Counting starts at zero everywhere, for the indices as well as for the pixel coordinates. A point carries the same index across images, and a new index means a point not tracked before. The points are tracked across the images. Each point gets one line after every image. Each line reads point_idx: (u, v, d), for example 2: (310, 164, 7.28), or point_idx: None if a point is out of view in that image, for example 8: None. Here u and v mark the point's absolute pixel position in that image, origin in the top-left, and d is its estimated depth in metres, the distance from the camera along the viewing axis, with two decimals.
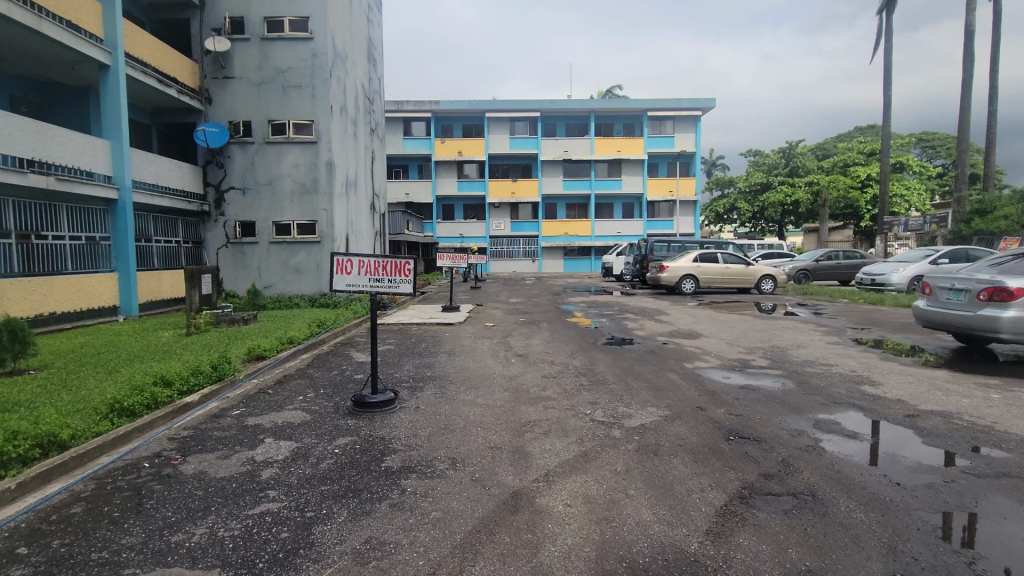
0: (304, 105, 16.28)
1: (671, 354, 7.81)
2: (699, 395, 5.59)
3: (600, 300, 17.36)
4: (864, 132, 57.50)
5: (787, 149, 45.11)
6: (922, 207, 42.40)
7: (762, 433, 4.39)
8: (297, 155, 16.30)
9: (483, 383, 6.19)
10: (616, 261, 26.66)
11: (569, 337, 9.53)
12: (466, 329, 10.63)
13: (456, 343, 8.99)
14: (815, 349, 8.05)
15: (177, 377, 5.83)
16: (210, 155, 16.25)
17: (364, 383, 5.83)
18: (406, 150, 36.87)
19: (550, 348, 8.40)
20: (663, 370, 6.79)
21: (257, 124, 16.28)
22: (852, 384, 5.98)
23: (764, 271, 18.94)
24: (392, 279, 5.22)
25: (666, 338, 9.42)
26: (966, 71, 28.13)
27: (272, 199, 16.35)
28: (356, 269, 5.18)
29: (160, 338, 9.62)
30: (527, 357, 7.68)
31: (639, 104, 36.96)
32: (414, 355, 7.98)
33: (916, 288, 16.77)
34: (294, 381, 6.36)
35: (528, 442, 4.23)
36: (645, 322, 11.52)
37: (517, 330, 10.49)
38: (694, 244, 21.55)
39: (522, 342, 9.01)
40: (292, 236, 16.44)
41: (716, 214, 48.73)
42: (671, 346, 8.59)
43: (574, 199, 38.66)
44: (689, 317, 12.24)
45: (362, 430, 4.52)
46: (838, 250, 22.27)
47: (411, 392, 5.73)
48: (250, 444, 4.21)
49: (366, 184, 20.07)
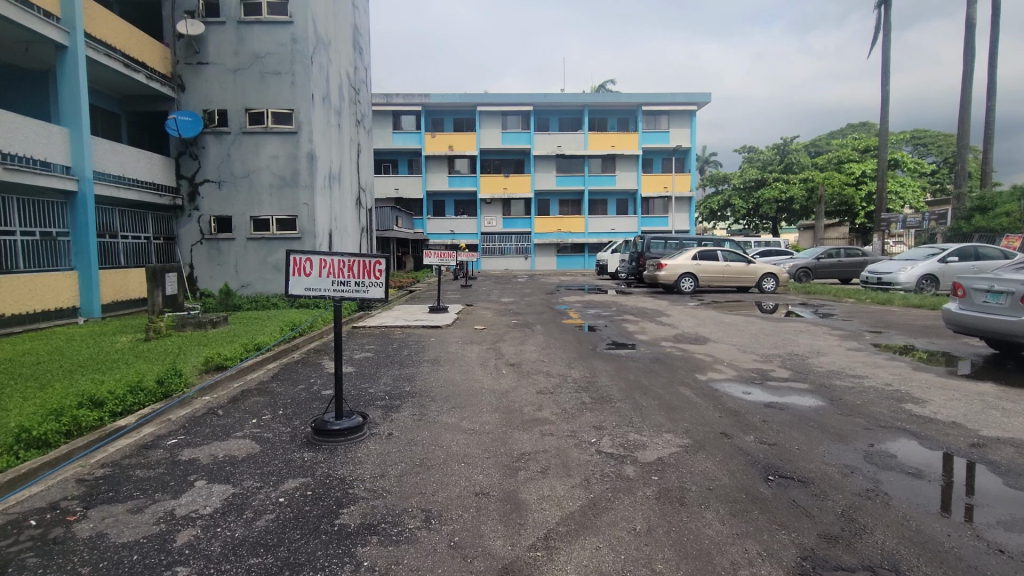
0: (284, 93, 15.38)
1: (680, 363, 7.04)
2: (720, 416, 4.81)
3: (596, 300, 16.59)
4: (855, 129, 57.20)
5: (782, 145, 44.50)
6: (917, 204, 41.98)
7: (806, 472, 3.61)
8: (276, 146, 15.39)
9: (469, 400, 5.37)
10: (611, 259, 25.92)
11: (565, 342, 8.72)
12: (454, 333, 9.81)
13: (442, 350, 8.16)
14: (838, 358, 7.30)
15: (111, 396, 4.94)
16: (184, 146, 15.30)
17: (330, 403, 4.99)
18: (395, 144, 35.91)
19: (546, 355, 7.59)
20: (675, 383, 6.01)
21: (234, 114, 15.34)
22: (894, 402, 5.22)
23: (765, 269, 18.23)
24: (361, 282, 4.38)
25: (672, 343, 8.64)
26: (967, 66, 27.57)
27: (250, 192, 15.44)
28: (317, 269, 4.36)
29: (114, 343, 8.69)
30: (521, 367, 6.88)
31: (634, 98, 36.20)
32: (394, 364, 7.15)
33: (925, 287, 16.07)
34: (251, 399, 5.51)
35: (522, 485, 3.43)
36: (647, 324, 10.73)
37: (509, 334, 9.69)
38: (692, 241, 20.81)
39: (515, 349, 8.20)
40: (270, 232, 15.54)
41: (710, 211, 48.12)
42: (678, 353, 7.80)
43: (567, 195, 37.96)
44: (692, 319, 11.50)
45: (319, 469, 3.70)
46: (839, 247, 21.54)
47: (384, 414, 4.91)
48: (174, 490, 3.37)
49: (351, 177, 19.18)
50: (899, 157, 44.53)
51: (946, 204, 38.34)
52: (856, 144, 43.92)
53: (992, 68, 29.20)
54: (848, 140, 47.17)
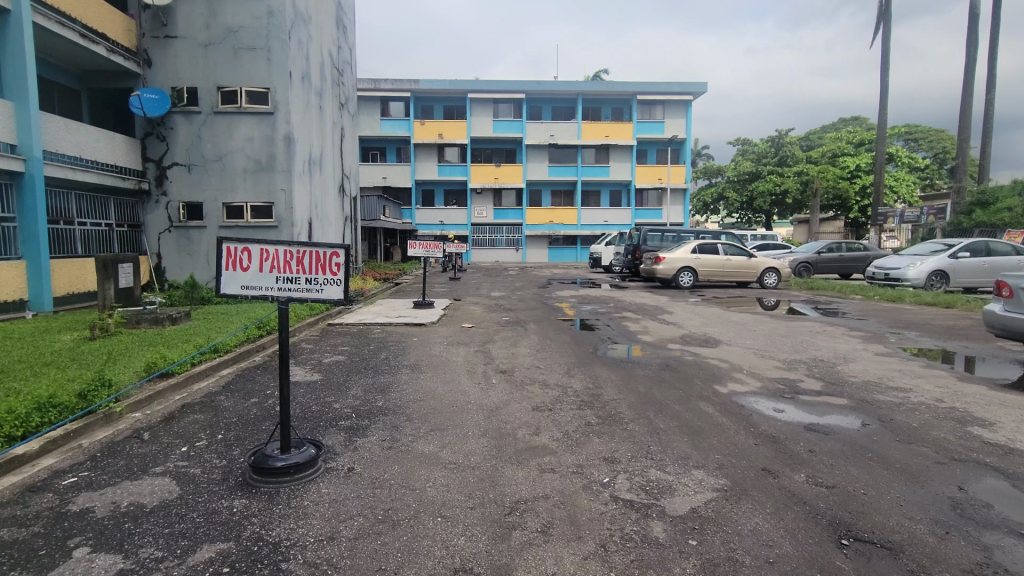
0: (260, 70, 14.32)
1: (694, 372, 6.19)
2: (756, 444, 3.97)
3: (591, 295, 15.74)
4: (848, 123, 56.71)
5: (776, 137, 43.76)
6: (910, 198, 41.52)
7: (889, 534, 2.76)
8: (251, 127, 14.36)
9: (452, 420, 4.48)
10: (606, 252, 25.14)
11: (563, 344, 7.84)
12: (439, 332, 8.90)
13: (424, 353, 7.25)
14: (870, 366, 6.49)
15: (9, 415, 3.98)
16: (150, 126, 14.22)
17: (280, 428, 4.08)
18: (383, 131, 34.77)
19: (541, 360, 6.71)
20: (693, 398, 5.16)
21: (204, 92, 14.26)
22: (956, 425, 4.40)
23: (768, 263, 17.45)
24: (313, 278, 3.44)
25: (680, 346, 7.80)
26: (969, 58, 26.89)
27: (222, 177, 14.41)
28: (257, 263, 3.43)
29: (54, 342, 7.67)
30: (514, 375, 6.01)
31: (628, 87, 35.25)
32: (367, 370, 6.23)
33: (934, 283, 15.28)
34: (189, 418, 4.56)
35: (517, 556, 2.56)
36: (650, 323, 9.88)
37: (499, 333, 8.81)
38: (690, 234, 19.99)
39: (507, 352, 7.31)
40: (244, 219, 14.55)
41: (703, 204, 47.40)
42: (690, 359, 6.95)
43: (560, 186, 37.05)
44: (696, 317, 10.69)
45: (249, 528, 2.80)
46: (840, 241, 20.82)
47: (347, 441, 4.00)
48: (39, 567, 2.45)
49: (333, 163, 18.15)
50: (894, 151, 43.98)
51: (941, 198, 37.78)
52: (851, 138, 43.31)
53: (993, 60, 28.52)
54: (843, 133, 46.58)
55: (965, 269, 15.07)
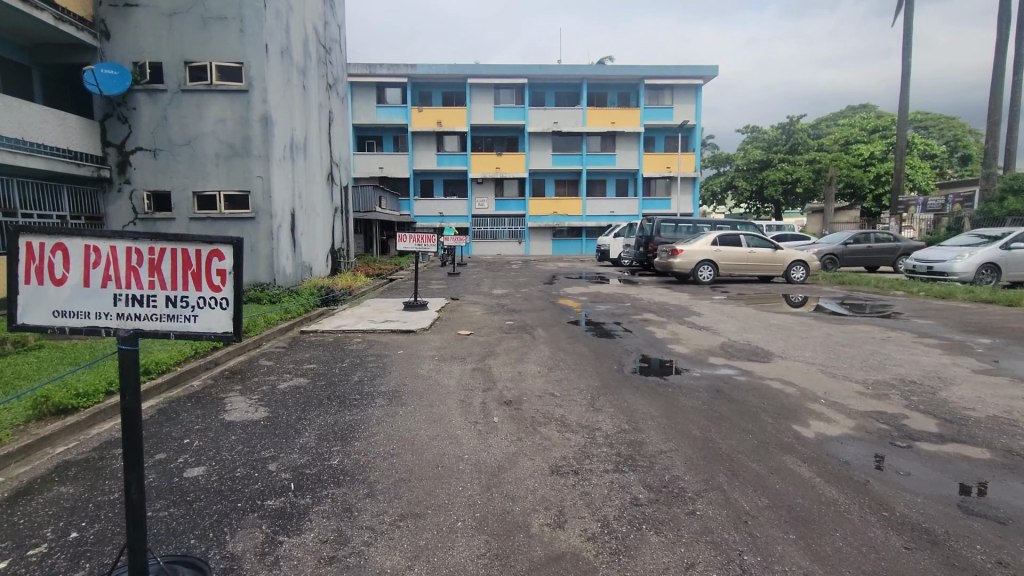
0: (232, 43, 12.84)
1: (757, 402, 4.74)
2: (909, 551, 2.52)
3: (603, 292, 14.27)
4: (856, 111, 55.09)
5: (787, 125, 40.98)
6: (926, 186, 39.84)
7: None
8: (223, 107, 12.92)
9: (435, 497, 3.04)
10: (614, 244, 23.62)
11: (580, 358, 6.42)
12: (430, 342, 7.44)
13: (409, 373, 5.81)
14: (981, 391, 5.02)
15: None
16: (111, 106, 12.81)
17: (171, 534, 2.66)
18: (379, 119, 33.25)
19: (557, 384, 5.28)
20: (771, 448, 3.70)
21: (170, 68, 12.83)
22: None
23: (794, 256, 15.92)
24: (179, 297, 1.98)
25: (725, 360, 6.33)
26: (1001, 36, 25.05)
27: (192, 163, 12.99)
28: (79, 271, 1.98)
29: None
30: (521, 410, 4.54)
31: (635, 71, 33.55)
32: (331, 401, 4.81)
33: (985, 277, 13.77)
34: (51, 491, 3.14)
35: None
36: (679, 328, 8.41)
37: (502, 343, 7.37)
38: (707, 224, 18.44)
39: (511, 370, 5.89)
40: (217, 210, 13.12)
41: (711, 193, 45.70)
42: (743, 380, 5.49)
43: (564, 175, 35.48)
44: (730, 319, 9.23)
45: None
46: (868, 232, 19.27)
47: (267, 548, 2.56)
48: None
49: (321, 149, 16.68)
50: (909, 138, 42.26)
51: (962, 185, 36.05)
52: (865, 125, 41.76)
53: None
54: (855, 120, 44.83)
55: (1018, 260, 13.64)
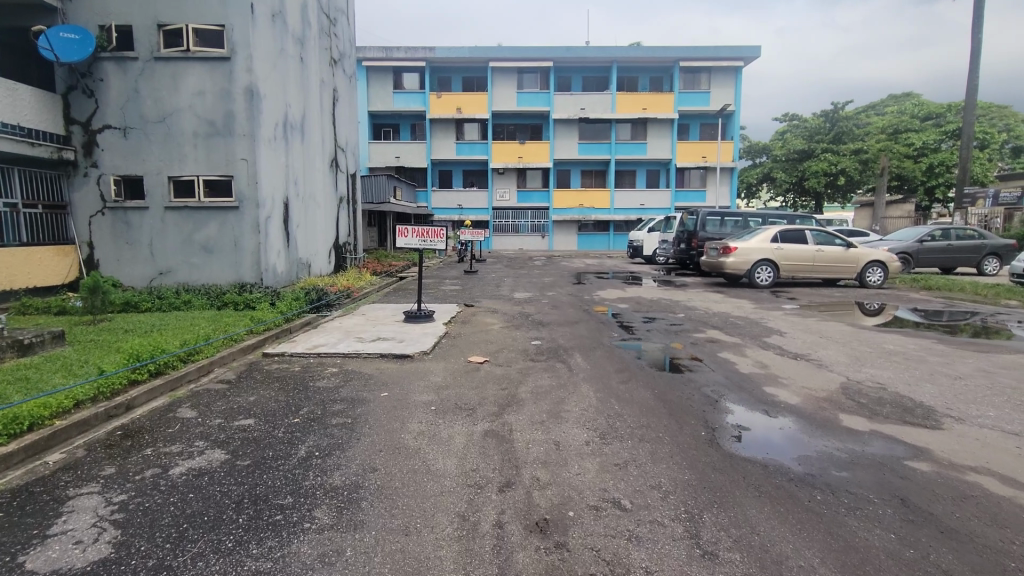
0: (211, 3, 10.96)
1: (1008, 541, 2.54)
2: None
3: (645, 296, 12.11)
4: (898, 100, 51.93)
5: (831, 112, 37.83)
6: (985, 177, 36.58)
7: None
8: (202, 78, 11.06)
9: None
10: (649, 240, 21.34)
11: (645, 414, 4.28)
12: (428, 377, 5.38)
13: (386, 442, 3.76)
14: None
15: None
16: (74, 76, 11.04)
17: None
18: (396, 106, 31.41)
19: (624, 482, 3.16)
20: None
21: (141, 32, 10.98)
22: None
23: (869, 255, 13.50)
24: None
25: (869, 422, 4.13)
26: None
27: (167, 143, 11.16)
28: None
29: None
30: (571, 554, 2.46)
31: (670, 53, 31.03)
32: (245, 517, 2.79)
33: None
34: None
35: None
36: (765, 356, 6.25)
37: (529, 380, 5.28)
38: (760, 217, 16.06)
39: (545, 440, 3.78)
40: (196, 198, 11.26)
41: (747, 186, 42.87)
42: (930, 471, 3.30)
43: (591, 164, 33.14)
44: (828, 341, 7.01)
45: None
46: (947, 227, 16.69)
47: None
48: None
49: (323, 131, 14.74)
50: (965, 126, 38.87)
51: None
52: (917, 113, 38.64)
53: None
54: (906, 107, 41.52)
55: None
